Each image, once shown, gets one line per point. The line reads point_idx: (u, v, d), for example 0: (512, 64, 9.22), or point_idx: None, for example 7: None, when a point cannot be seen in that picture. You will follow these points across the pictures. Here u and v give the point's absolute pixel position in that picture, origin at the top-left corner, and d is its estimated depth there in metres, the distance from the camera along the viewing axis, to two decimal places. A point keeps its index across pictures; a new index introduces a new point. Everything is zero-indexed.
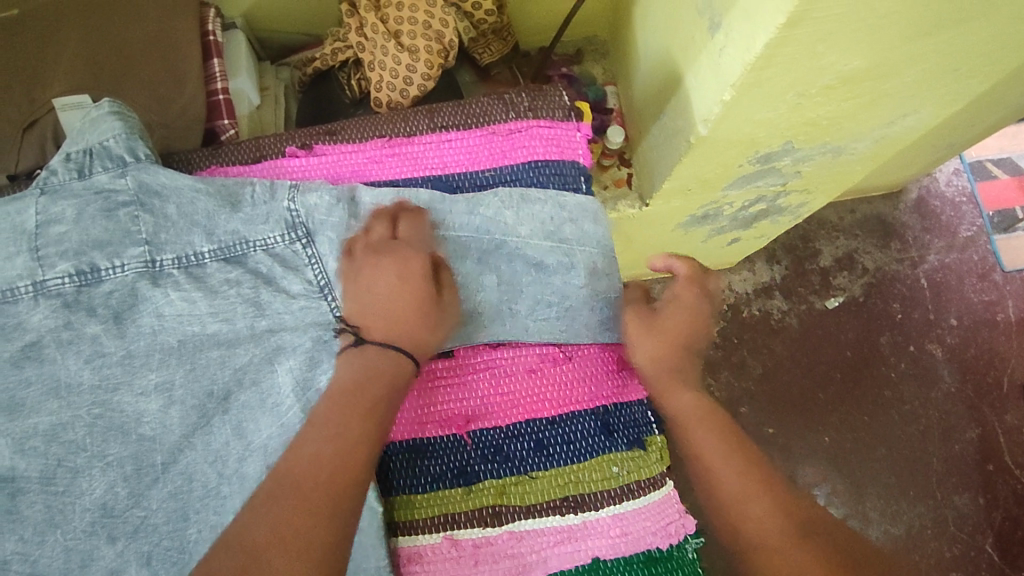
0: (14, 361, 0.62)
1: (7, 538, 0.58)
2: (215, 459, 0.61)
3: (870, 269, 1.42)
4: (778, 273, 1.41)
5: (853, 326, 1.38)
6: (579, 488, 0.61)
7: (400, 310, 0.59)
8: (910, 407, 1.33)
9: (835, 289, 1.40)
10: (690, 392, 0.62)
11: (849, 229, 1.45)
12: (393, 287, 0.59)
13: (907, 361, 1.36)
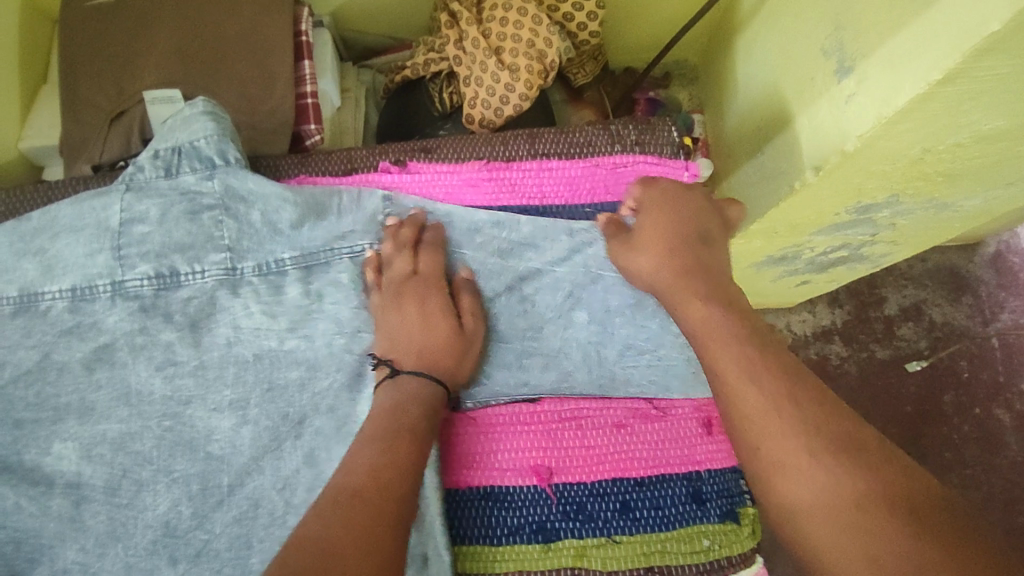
0: (87, 363, 0.59)
1: (67, 546, 0.56)
2: (283, 486, 0.58)
3: (938, 322, 1.34)
4: (839, 317, 1.35)
5: (916, 380, 1.31)
6: (665, 559, 0.58)
7: (441, 348, 0.58)
8: (971, 473, 1.26)
9: (899, 341, 1.33)
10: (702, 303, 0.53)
11: (919, 279, 1.37)
12: (433, 330, 0.58)
13: (971, 424, 1.29)
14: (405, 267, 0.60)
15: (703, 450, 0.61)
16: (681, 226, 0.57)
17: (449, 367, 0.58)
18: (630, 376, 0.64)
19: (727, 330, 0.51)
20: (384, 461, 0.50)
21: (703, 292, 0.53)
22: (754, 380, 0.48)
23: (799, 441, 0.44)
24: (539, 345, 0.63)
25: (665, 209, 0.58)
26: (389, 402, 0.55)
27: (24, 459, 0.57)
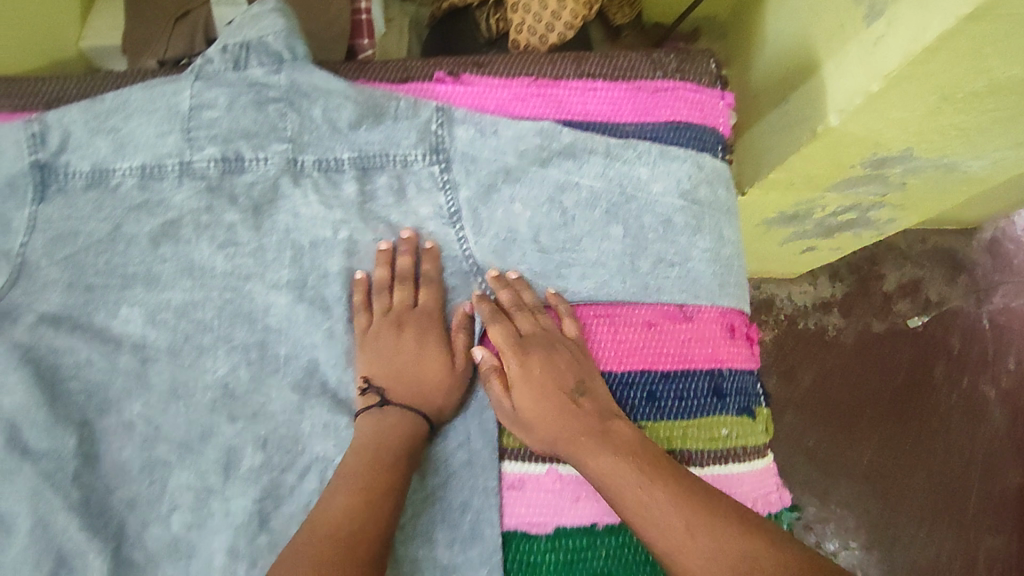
0: (154, 237, 0.63)
1: (133, 399, 0.61)
2: (336, 362, 0.63)
3: (933, 300, 1.40)
4: (839, 290, 1.40)
5: (909, 350, 1.37)
6: (687, 443, 0.63)
7: (430, 380, 0.61)
8: (955, 440, 1.32)
9: (895, 315, 1.39)
10: (596, 454, 0.56)
11: (917, 258, 1.42)
12: (427, 364, 0.62)
13: (957, 395, 1.35)
14: (404, 299, 0.63)
15: (726, 349, 0.66)
16: (547, 399, 0.59)
17: (432, 395, 0.61)
18: (661, 287, 0.65)
19: (632, 478, 0.54)
20: (355, 497, 0.54)
21: (593, 445, 0.57)
22: (672, 534, 0.51)
23: (721, 559, 0.49)
24: (575, 258, 0.65)
25: (535, 382, 0.60)
26: (388, 422, 0.59)
27: (93, 319, 0.61)
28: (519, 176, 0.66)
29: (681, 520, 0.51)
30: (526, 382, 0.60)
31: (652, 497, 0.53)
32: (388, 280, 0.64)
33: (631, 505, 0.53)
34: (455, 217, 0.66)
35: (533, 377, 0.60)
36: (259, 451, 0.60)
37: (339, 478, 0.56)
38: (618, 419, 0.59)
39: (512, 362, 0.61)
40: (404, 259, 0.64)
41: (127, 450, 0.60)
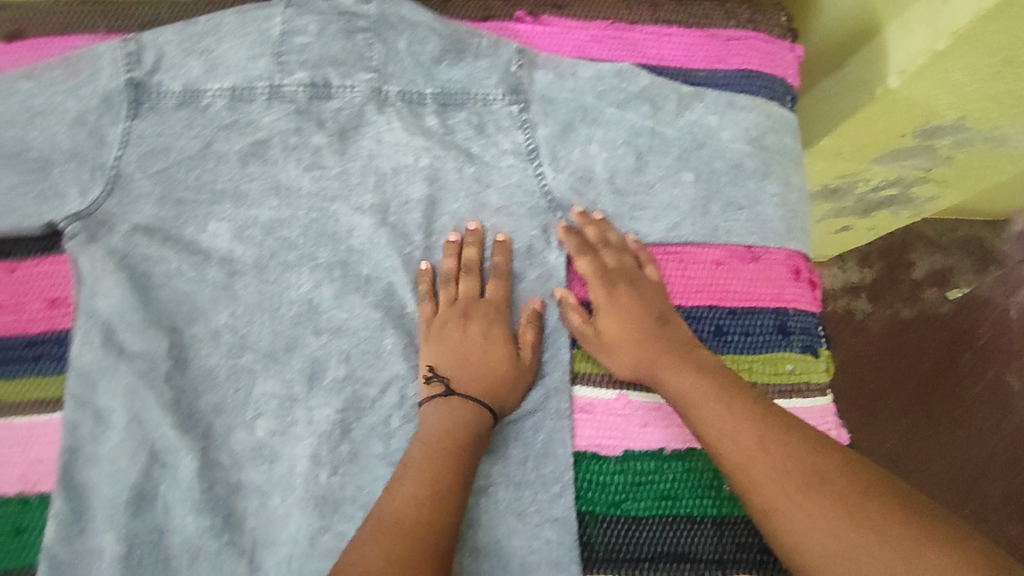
0: (243, 156, 0.65)
1: (220, 310, 0.63)
2: (415, 284, 0.65)
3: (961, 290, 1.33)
4: (868, 275, 1.34)
5: (935, 339, 1.31)
6: (752, 376, 0.65)
7: (495, 369, 0.61)
8: (979, 430, 1.26)
9: (921, 302, 1.33)
10: (675, 373, 0.59)
11: (949, 247, 1.36)
12: (493, 354, 0.62)
13: (983, 386, 1.28)
14: (471, 290, 0.64)
15: (791, 291, 0.67)
16: (631, 328, 0.62)
17: (497, 387, 0.61)
18: (730, 229, 0.66)
19: (709, 396, 0.57)
20: (426, 491, 0.53)
21: (673, 365, 0.60)
22: (744, 446, 0.53)
23: (789, 466, 0.51)
24: (649, 200, 0.66)
25: (621, 311, 0.63)
26: (458, 413, 0.59)
27: (184, 233, 0.64)
28: (595, 119, 0.66)
29: (754, 433, 0.54)
30: (611, 311, 0.63)
31: (729, 413, 0.55)
32: (454, 271, 0.65)
33: (705, 416, 0.56)
34: (533, 154, 0.66)
35: (618, 305, 0.63)
36: (342, 364, 0.63)
37: (410, 468, 0.55)
38: (700, 348, 0.62)
39: (597, 292, 0.64)
40: (472, 251, 0.65)
41: (213, 356, 0.62)
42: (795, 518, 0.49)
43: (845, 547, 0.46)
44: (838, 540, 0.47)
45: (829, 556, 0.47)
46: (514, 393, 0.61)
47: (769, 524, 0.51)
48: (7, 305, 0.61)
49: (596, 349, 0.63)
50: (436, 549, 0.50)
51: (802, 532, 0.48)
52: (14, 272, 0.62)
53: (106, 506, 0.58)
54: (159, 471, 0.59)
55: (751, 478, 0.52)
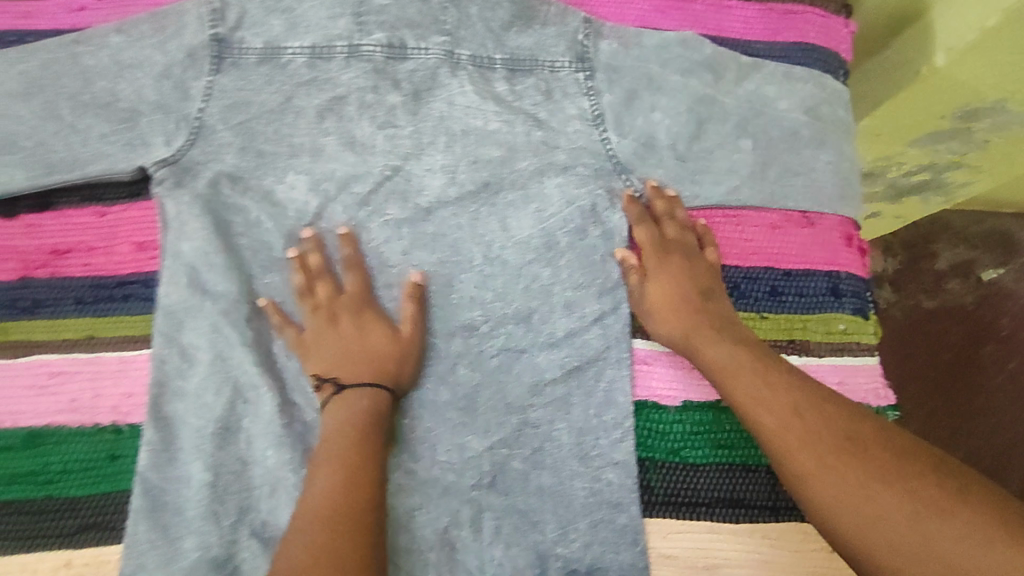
0: (321, 113, 0.67)
1: (295, 259, 0.66)
2: (482, 239, 0.67)
3: (984, 282, 1.30)
4: (891, 265, 1.31)
5: (956, 330, 1.27)
6: (805, 335, 0.68)
7: (377, 354, 0.62)
8: (999, 420, 1.23)
9: (947, 293, 1.29)
10: (714, 342, 0.62)
11: (974, 240, 1.32)
12: (375, 339, 0.63)
13: (1005, 377, 1.25)
14: (329, 290, 0.65)
15: (844, 255, 0.70)
16: (678, 293, 0.65)
17: (393, 372, 0.62)
18: (787, 194, 0.69)
19: (745, 366, 0.60)
20: (337, 482, 0.56)
21: (713, 335, 0.63)
22: (777, 416, 0.56)
23: (821, 431, 0.54)
24: (709, 165, 0.69)
25: (671, 278, 0.65)
26: (352, 404, 0.60)
27: (263, 183, 0.66)
28: (658, 86, 0.68)
29: (789, 401, 0.56)
30: (661, 277, 0.66)
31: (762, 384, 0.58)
32: (306, 283, 0.65)
33: (739, 386, 0.59)
34: (598, 120, 0.68)
35: (669, 271, 0.66)
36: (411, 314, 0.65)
37: (319, 469, 0.57)
38: (739, 325, 0.65)
39: (649, 258, 0.66)
40: (313, 254, 0.65)
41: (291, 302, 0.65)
42: (826, 481, 0.52)
43: (874, 506, 0.49)
44: (868, 501, 0.50)
45: (858, 516, 0.50)
46: (405, 372, 0.63)
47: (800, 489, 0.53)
48: (99, 247, 0.64)
49: (643, 310, 0.66)
50: (356, 527, 0.54)
51: (833, 493, 0.51)
52: (104, 216, 0.65)
53: (193, 437, 0.61)
54: (242, 407, 0.62)
55: (782, 443, 0.55)
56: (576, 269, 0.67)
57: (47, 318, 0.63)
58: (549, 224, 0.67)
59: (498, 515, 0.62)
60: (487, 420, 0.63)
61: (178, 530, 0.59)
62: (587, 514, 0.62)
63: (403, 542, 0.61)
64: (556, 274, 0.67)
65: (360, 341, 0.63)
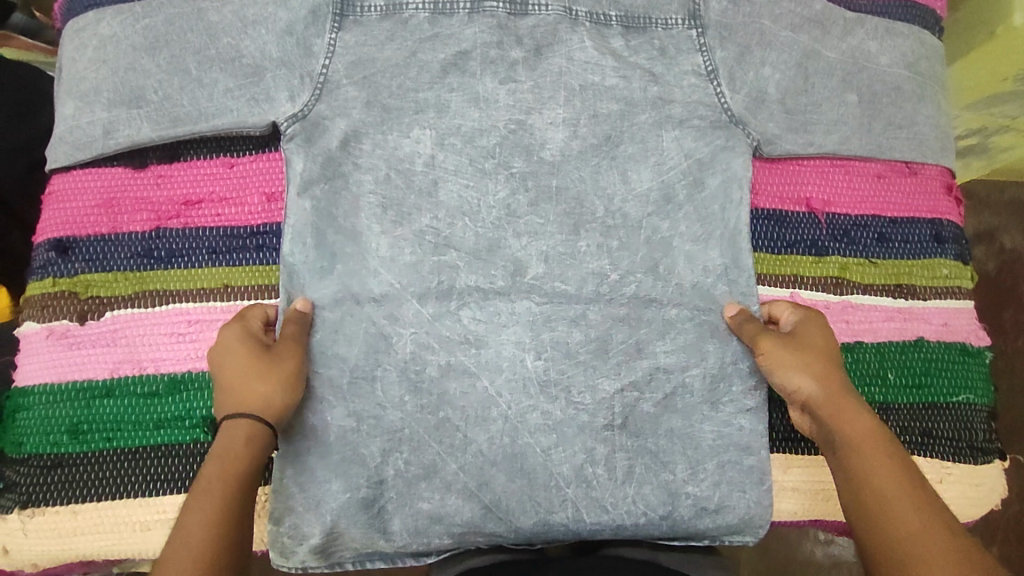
0: (444, 67, 0.68)
1: (423, 213, 0.67)
2: (602, 193, 0.69)
3: (1009, 248, 1.20)
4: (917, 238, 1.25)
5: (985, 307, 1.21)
6: (911, 279, 0.71)
7: (244, 370, 0.55)
8: None
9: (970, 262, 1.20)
10: (859, 408, 0.56)
11: (997, 207, 1.21)
12: (241, 354, 0.56)
13: None
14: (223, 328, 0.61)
15: (944, 204, 0.73)
16: (832, 357, 0.60)
17: (258, 389, 0.55)
18: (891, 146, 0.71)
19: (861, 414, 0.56)
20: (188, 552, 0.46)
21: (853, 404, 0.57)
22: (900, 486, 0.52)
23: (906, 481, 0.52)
24: (818, 119, 0.71)
25: (824, 341, 0.61)
26: (225, 442, 0.52)
27: (388, 139, 0.67)
28: (769, 42, 0.70)
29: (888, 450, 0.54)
30: (815, 333, 0.62)
31: (889, 452, 0.54)
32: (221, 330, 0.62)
33: (846, 420, 0.56)
34: (712, 74, 0.70)
35: (821, 333, 0.62)
36: (541, 263, 0.68)
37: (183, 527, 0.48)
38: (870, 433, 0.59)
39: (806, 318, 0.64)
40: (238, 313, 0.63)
41: (418, 253, 0.66)
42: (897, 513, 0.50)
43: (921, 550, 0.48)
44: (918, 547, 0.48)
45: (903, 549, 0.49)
46: (276, 391, 0.56)
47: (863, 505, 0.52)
48: (229, 198, 0.65)
49: (778, 345, 0.60)
50: None
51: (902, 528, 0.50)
52: (234, 166, 0.66)
53: (331, 388, 0.63)
54: (380, 355, 0.64)
55: (871, 474, 0.53)
56: (695, 221, 0.69)
57: (181, 268, 0.63)
58: (668, 176, 0.70)
59: (631, 456, 0.65)
60: (619, 362, 0.66)
61: (324, 476, 0.62)
62: (715, 455, 0.65)
63: (543, 480, 0.63)
64: (674, 226, 0.69)
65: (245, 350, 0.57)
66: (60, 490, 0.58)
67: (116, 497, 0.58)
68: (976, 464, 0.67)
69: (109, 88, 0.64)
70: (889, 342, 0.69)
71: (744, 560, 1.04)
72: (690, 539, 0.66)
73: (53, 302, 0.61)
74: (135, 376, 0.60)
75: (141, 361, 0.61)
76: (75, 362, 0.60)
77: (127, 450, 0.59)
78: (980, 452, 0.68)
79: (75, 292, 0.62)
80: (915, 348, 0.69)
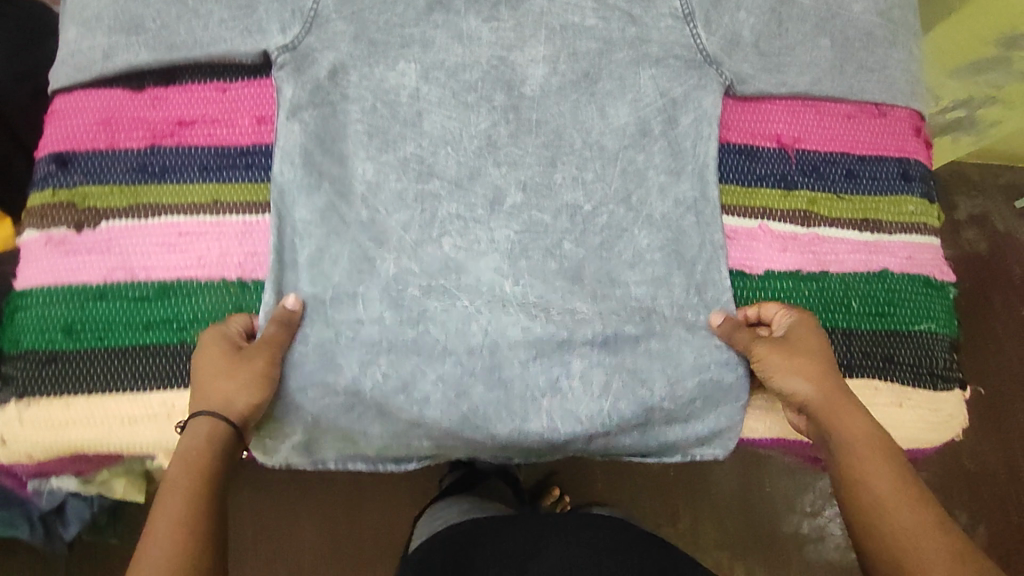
0: (429, 4, 0.70)
1: (408, 142, 0.70)
2: (581, 127, 0.71)
3: (1000, 231, 1.31)
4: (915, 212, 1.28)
5: (974, 281, 1.28)
6: (878, 215, 0.73)
7: (214, 376, 0.59)
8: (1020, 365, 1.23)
9: (963, 244, 1.30)
10: (858, 410, 0.61)
11: (992, 192, 1.33)
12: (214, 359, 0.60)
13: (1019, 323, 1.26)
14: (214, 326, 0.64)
15: (912, 145, 0.75)
16: (824, 363, 0.63)
17: (217, 391, 0.59)
18: (862, 88, 0.73)
19: (859, 419, 0.60)
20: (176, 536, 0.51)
21: (849, 407, 0.61)
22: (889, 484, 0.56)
23: (898, 473, 0.57)
24: (790, 61, 0.73)
25: (809, 347, 0.64)
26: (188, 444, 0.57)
27: (374, 72, 0.70)
28: None
29: (883, 448, 0.58)
30: (810, 340, 0.64)
31: (883, 450, 0.58)
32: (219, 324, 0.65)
33: (845, 420, 0.60)
34: (689, 17, 0.71)
35: (804, 341, 0.64)
36: (520, 192, 0.70)
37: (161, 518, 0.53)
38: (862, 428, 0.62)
39: (797, 324, 0.65)
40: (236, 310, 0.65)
41: (403, 180, 0.69)
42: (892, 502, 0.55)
43: (912, 534, 0.53)
44: (911, 530, 0.53)
45: (894, 532, 0.54)
46: (239, 393, 0.59)
47: (859, 492, 0.57)
48: (221, 120, 0.68)
49: (766, 351, 0.64)
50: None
51: (895, 514, 0.54)
52: (225, 92, 0.69)
53: (313, 302, 0.65)
54: (362, 271, 0.66)
55: (869, 467, 0.57)
56: (669, 155, 0.71)
57: (174, 185, 0.66)
58: (644, 113, 0.72)
59: (607, 371, 0.67)
60: (593, 287, 0.69)
61: (306, 382, 0.65)
62: (692, 374, 0.67)
63: (519, 391, 0.66)
64: (649, 161, 0.71)
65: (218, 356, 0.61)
66: (56, 383, 0.61)
67: (108, 391, 0.62)
68: (934, 392, 0.70)
69: (109, 15, 0.67)
70: (854, 272, 0.71)
71: (730, 529, 1.16)
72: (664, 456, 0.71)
73: (52, 212, 0.65)
74: (128, 283, 0.64)
75: (133, 269, 0.64)
76: (71, 267, 0.64)
77: (119, 349, 0.63)
78: (939, 378, 0.70)
79: (74, 203, 0.65)
80: (878, 279, 0.71)
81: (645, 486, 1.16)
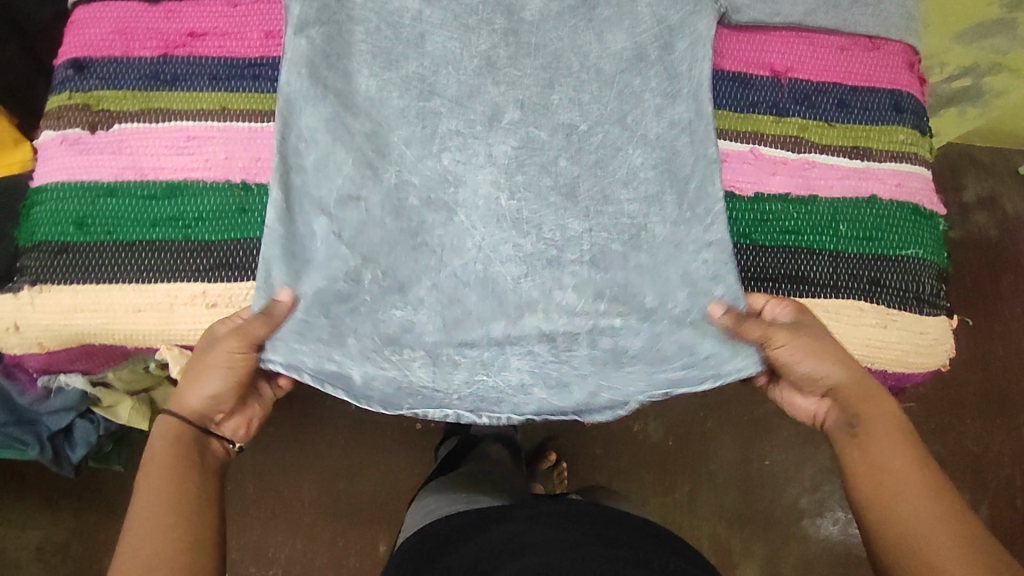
0: None
1: (409, 61, 0.72)
2: (578, 51, 0.73)
3: (1011, 216, 1.29)
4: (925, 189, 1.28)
5: (980, 261, 1.27)
6: (868, 143, 0.74)
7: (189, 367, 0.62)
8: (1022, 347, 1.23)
9: (971, 225, 1.28)
10: (877, 392, 0.62)
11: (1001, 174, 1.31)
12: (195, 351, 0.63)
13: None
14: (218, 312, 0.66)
15: (905, 78, 0.76)
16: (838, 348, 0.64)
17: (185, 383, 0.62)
18: (856, 21, 0.75)
19: (878, 402, 0.62)
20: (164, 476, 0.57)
21: (870, 389, 0.62)
22: (905, 461, 0.58)
23: (908, 453, 0.58)
24: None
25: (820, 333, 0.64)
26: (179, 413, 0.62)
27: None
28: None
29: (898, 431, 0.60)
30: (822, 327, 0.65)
31: (898, 431, 0.60)
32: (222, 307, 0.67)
33: (863, 404, 0.62)
34: None
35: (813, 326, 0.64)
36: (517, 110, 0.72)
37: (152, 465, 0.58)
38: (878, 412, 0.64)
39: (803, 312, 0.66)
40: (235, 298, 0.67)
41: (405, 97, 0.71)
42: (898, 478, 0.57)
43: (914, 508, 0.55)
44: (911, 504, 0.55)
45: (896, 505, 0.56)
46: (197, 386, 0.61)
47: (865, 468, 0.59)
48: (231, 33, 0.71)
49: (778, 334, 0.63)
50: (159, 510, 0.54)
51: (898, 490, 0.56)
52: (236, 7, 0.72)
53: (315, 206, 0.68)
54: (364, 180, 0.69)
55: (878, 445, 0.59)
56: (664, 79, 0.73)
57: (185, 91, 0.69)
58: (641, 38, 0.73)
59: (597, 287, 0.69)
60: (585, 206, 0.70)
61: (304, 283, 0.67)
62: (683, 286, 0.69)
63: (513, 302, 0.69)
64: (644, 85, 0.73)
65: (197, 351, 0.62)
66: (69, 272, 0.65)
67: (118, 282, 0.65)
68: (921, 315, 0.71)
69: None
70: (842, 198, 0.72)
71: (724, 503, 1.17)
72: (673, 387, 0.67)
73: (67, 113, 0.68)
74: (137, 183, 0.67)
75: (143, 169, 0.67)
76: (84, 165, 0.67)
77: (128, 243, 0.65)
78: (925, 304, 0.71)
79: (88, 105, 0.68)
80: (866, 204, 0.72)
81: (642, 459, 1.17)
